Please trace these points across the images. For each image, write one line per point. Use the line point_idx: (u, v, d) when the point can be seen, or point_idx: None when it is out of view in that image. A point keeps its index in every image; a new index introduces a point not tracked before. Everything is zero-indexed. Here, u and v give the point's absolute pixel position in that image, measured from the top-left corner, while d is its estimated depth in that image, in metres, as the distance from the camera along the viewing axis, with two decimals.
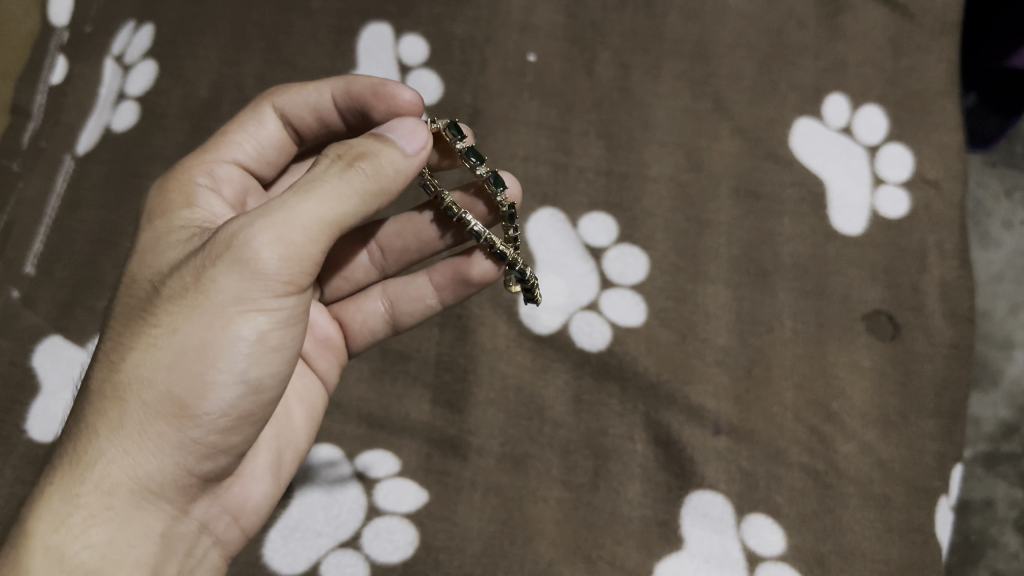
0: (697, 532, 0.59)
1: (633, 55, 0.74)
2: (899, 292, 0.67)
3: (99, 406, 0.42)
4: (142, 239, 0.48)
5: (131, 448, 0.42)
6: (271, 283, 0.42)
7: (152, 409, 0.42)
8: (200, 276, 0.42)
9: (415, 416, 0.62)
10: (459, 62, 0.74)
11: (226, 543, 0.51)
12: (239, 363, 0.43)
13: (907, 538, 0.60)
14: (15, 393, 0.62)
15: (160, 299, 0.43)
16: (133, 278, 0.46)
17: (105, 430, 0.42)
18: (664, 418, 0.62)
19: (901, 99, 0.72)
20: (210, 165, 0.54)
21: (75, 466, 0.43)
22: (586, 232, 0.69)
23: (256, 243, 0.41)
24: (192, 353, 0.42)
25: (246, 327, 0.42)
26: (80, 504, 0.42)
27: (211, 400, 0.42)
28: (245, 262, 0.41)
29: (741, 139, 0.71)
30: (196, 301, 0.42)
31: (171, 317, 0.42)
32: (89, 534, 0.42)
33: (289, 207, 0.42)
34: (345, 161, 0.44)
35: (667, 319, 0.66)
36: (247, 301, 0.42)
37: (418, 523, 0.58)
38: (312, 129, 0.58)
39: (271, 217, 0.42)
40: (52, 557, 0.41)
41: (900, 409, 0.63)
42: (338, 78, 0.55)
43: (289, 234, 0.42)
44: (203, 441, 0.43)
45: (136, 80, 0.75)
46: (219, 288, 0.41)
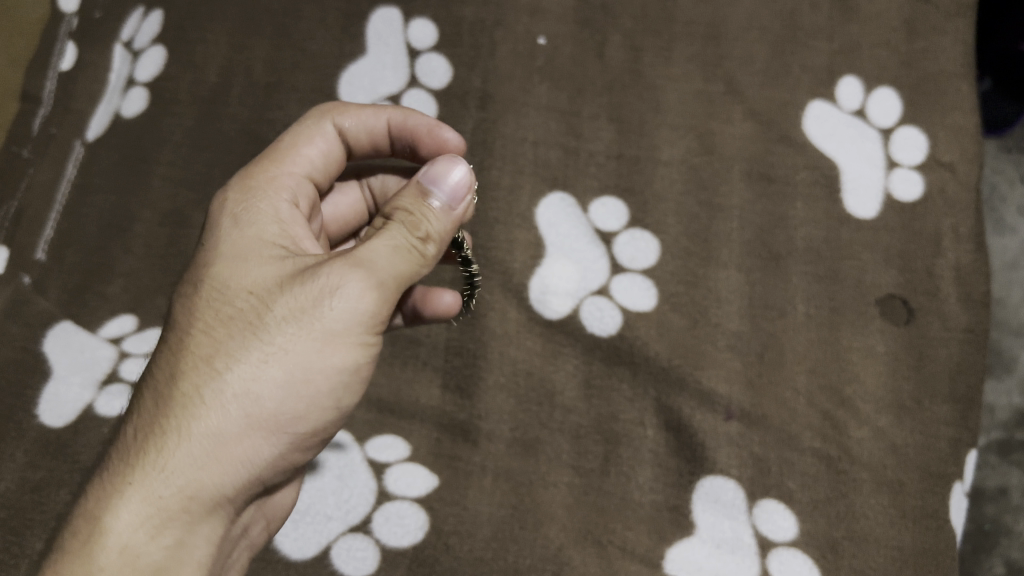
0: (708, 518, 0.59)
1: (644, 38, 0.73)
2: (913, 276, 0.66)
3: (194, 409, 0.43)
4: (220, 238, 0.47)
5: (224, 456, 0.43)
6: (369, 324, 0.45)
7: (254, 422, 0.43)
8: (313, 305, 0.43)
9: (425, 401, 0.62)
10: (468, 46, 0.73)
11: (254, 545, 0.52)
12: (331, 392, 0.45)
13: (921, 523, 0.59)
14: (26, 378, 0.62)
15: (266, 315, 0.44)
16: (222, 280, 0.45)
17: (199, 438, 0.42)
18: (676, 402, 0.62)
19: (916, 81, 0.71)
20: (286, 177, 0.53)
21: (157, 467, 0.42)
22: (596, 217, 0.68)
23: (364, 289, 0.44)
24: (297, 378, 0.43)
25: (344, 359, 0.45)
26: (161, 505, 0.42)
27: (304, 422, 0.45)
28: (351, 303, 0.44)
29: (753, 122, 0.70)
30: (306, 329, 0.43)
31: (280, 338, 0.43)
32: (166, 536, 0.42)
33: (385, 262, 0.45)
34: (408, 226, 0.46)
35: (678, 304, 0.65)
36: (347, 334, 0.44)
37: (428, 508, 0.58)
38: (362, 151, 0.59)
39: (374, 267, 0.44)
40: (126, 557, 0.42)
41: (913, 394, 0.63)
42: (396, 108, 0.59)
43: (386, 285, 0.44)
44: (285, 456, 0.45)
45: (146, 66, 0.75)
46: (330, 321, 0.43)
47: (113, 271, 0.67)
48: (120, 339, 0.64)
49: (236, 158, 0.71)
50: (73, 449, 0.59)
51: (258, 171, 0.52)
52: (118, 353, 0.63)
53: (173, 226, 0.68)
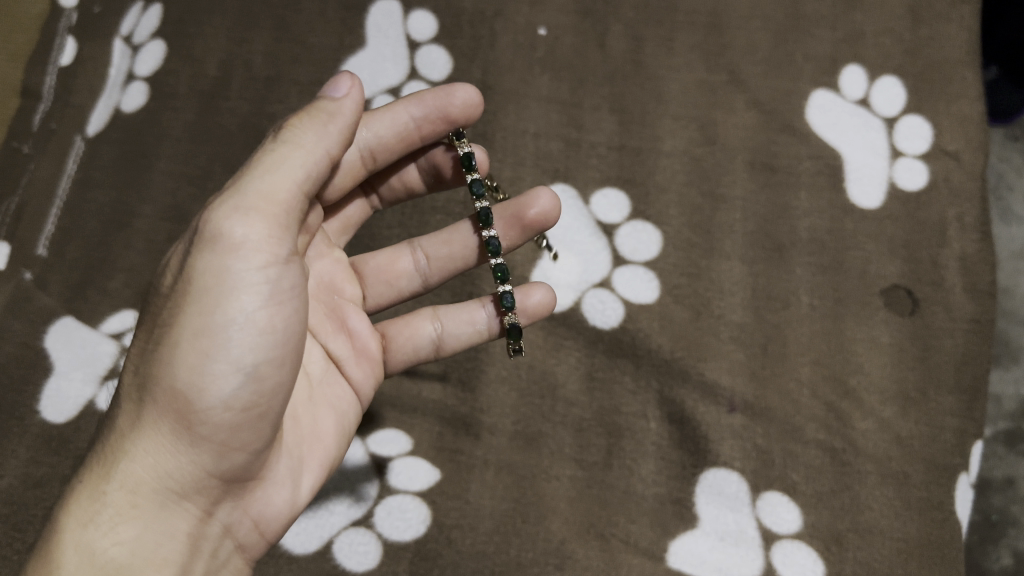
0: (711, 510, 0.58)
1: (645, 28, 0.73)
2: (918, 266, 0.66)
3: (125, 410, 0.44)
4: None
5: (149, 444, 0.43)
6: (244, 258, 0.42)
7: (161, 403, 0.42)
8: (185, 265, 0.42)
9: (427, 395, 0.62)
10: (468, 37, 0.73)
11: (247, 549, 0.49)
12: (234, 348, 0.42)
13: (926, 515, 0.59)
14: (28, 374, 0.62)
15: (160, 301, 0.44)
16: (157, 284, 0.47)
17: (129, 432, 0.44)
18: (679, 395, 0.62)
19: (921, 69, 0.71)
20: None
21: (104, 467, 0.44)
22: (598, 208, 0.68)
23: (218, 219, 0.41)
24: (186, 343, 0.42)
25: (233, 309, 0.42)
26: (106, 502, 0.43)
27: (214, 392, 0.42)
28: (210, 243, 0.41)
29: (756, 112, 0.70)
30: (184, 290, 0.42)
31: (168, 313, 0.42)
32: (118, 531, 0.43)
33: (245, 184, 0.42)
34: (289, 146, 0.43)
35: (680, 296, 0.65)
36: (220, 280, 0.42)
37: (430, 502, 0.58)
38: (390, 153, 0.57)
39: (231, 199, 0.42)
40: (82, 554, 0.42)
41: (918, 385, 0.62)
42: (417, 98, 0.56)
43: (244, 202, 0.41)
44: (214, 434, 0.43)
45: (145, 59, 0.75)
46: (200, 271, 0.42)
47: (113, 265, 0.67)
48: (121, 334, 0.64)
49: (237, 152, 0.71)
50: (77, 444, 0.59)
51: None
52: (118, 348, 0.63)
53: (174, 221, 0.68)
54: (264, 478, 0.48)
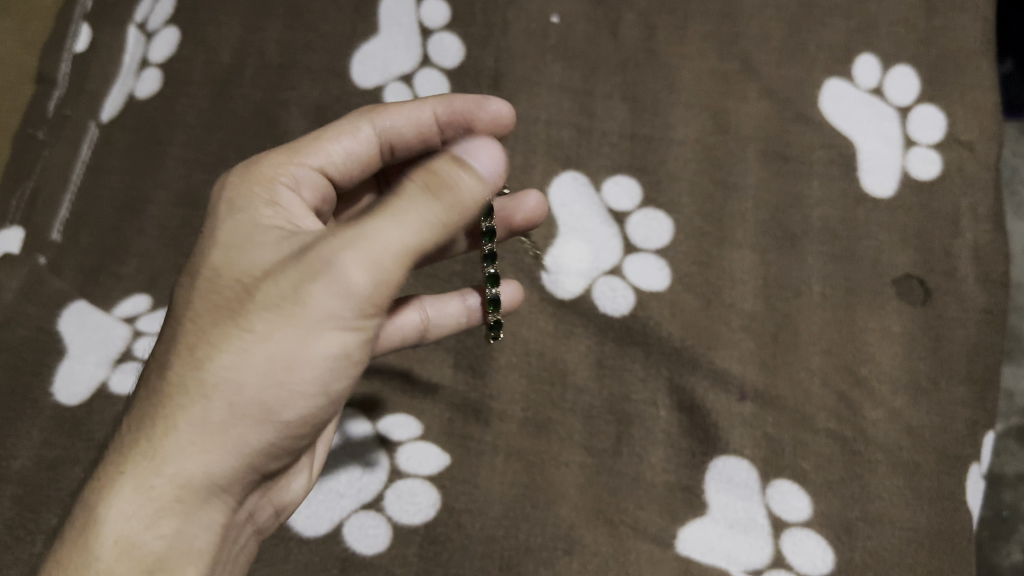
0: (721, 498, 0.59)
1: (658, 16, 0.72)
2: (930, 256, 0.65)
3: (181, 400, 0.43)
4: (217, 229, 0.47)
5: (212, 445, 0.43)
6: (361, 304, 0.42)
7: (239, 410, 0.42)
8: (297, 289, 0.42)
9: (437, 380, 0.62)
10: (480, 25, 0.73)
11: (262, 531, 0.51)
12: (322, 376, 0.44)
13: (936, 505, 0.59)
14: (42, 356, 0.62)
15: (247, 301, 0.43)
16: (214, 267, 0.45)
17: (187, 425, 0.42)
18: (689, 382, 0.62)
19: (935, 58, 0.70)
20: (296, 166, 0.53)
21: (150, 455, 0.43)
22: (610, 196, 0.68)
23: (344, 264, 0.42)
24: (281, 363, 0.42)
25: (331, 343, 0.43)
26: (153, 495, 0.42)
27: (294, 410, 0.44)
28: (333, 278, 0.42)
29: (769, 101, 0.70)
30: (293, 315, 0.42)
31: (264, 325, 0.42)
32: (160, 525, 0.42)
33: (380, 235, 0.42)
34: (431, 196, 0.43)
35: (692, 284, 0.65)
36: (335, 315, 0.42)
37: (440, 486, 0.58)
38: (407, 148, 0.57)
39: (364, 242, 0.42)
40: (123, 546, 0.42)
41: (929, 374, 0.62)
42: (445, 99, 0.56)
43: (377, 256, 0.42)
44: (277, 444, 0.44)
45: (159, 46, 0.75)
46: (316, 306, 0.42)
47: (127, 251, 0.68)
48: (134, 318, 0.65)
49: (249, 138, 0.71)
50: (89, 426, 0.59)
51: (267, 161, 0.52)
52: (131, 332, 0.64)
53: (186, 207, 0.69)
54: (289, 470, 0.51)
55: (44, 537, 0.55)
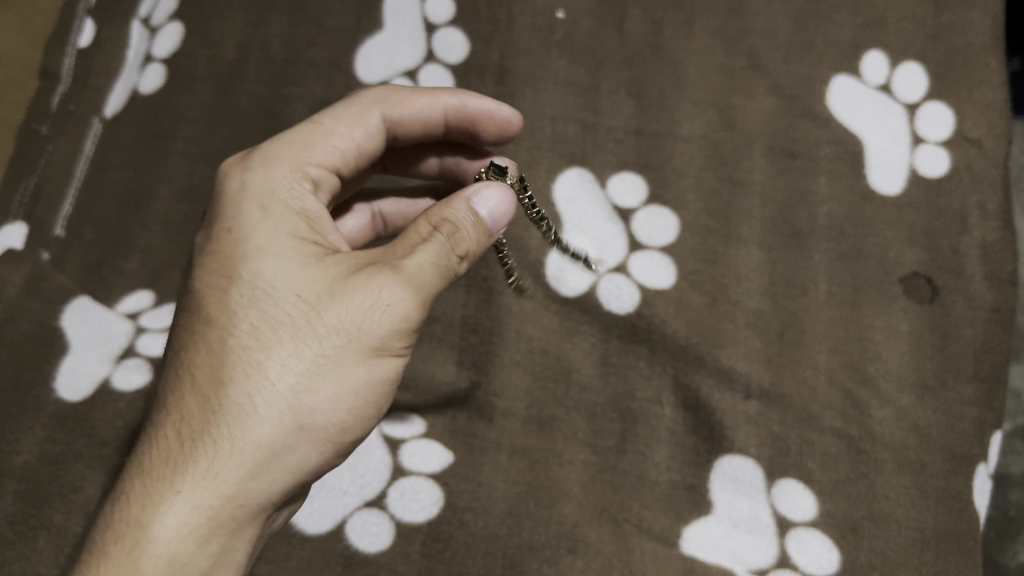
0: (726, 497, 0.58)
1: (665, 12, 0.72)
2: (938, 254, 0.65)
3: (241, 422, 0.42)
4: (255, 234, 0.45)
5: (273, 466, 0.42)
6: (411, 335, 0.45)
7: (303, 433, 0.42)
8: (366, 318, 0.43)
9: (441, 377, 0.62)
10: (486, 20, 0.72)
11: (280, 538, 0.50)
12: (375, 399, 0.45)
13: (943, 505, 0.58)
14: (44, 351, 0.62)
15: (312, 324, 0.43)
16: (262, 278, 0.44)
17: (249, 447, 0.42)
18: (694, 381, 0.61)
19: (944, 55, 0.70)
20: (314, 166, 0.50)
21: (205, 476, 0.41)
22: (615, 193, 0.67)
23: (406, 300, 0.43)
24: (346, 389, 0.43)
25: (386, 369, 0.44)
26: (208, 516, 0.41)
27: (349, 432, 0.44)
28: (397, 314, 0.43)
29: (776, 97, 0.69)
30: (359, 342, 0.43)
31: (330, 350, 0.42)
32: (212, 545, 0.42)
33: (429, 277, 0.44)
34: (453, 242, 0.46)
35: (697, 282, 0.64)
36: (393, 346, 0.44)
37: (442, 484, 0.57)
38: (409, 137, 0.58)
39: (418, 281, 0.44)
40: (174, 567, 0.41)
41: (937, 373, 0.62)
42: (458, 96, 0.58)
43: (428, 295, 0.44)
44: (326, 462, 0.45)
45: (163, 42, 0.75)
46: (381, 335, 0.43)
47: (130, 246, 0.67)
48: (136, 314, 0.65)
49: (253, 134, 0.71)
50: (91, 423, 0.59)
51: (283, 157, 0.49)
52: (134, 328, 0.64)
53: (190, 203, 0.69)
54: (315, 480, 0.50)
55: (47, 534, 0.54)
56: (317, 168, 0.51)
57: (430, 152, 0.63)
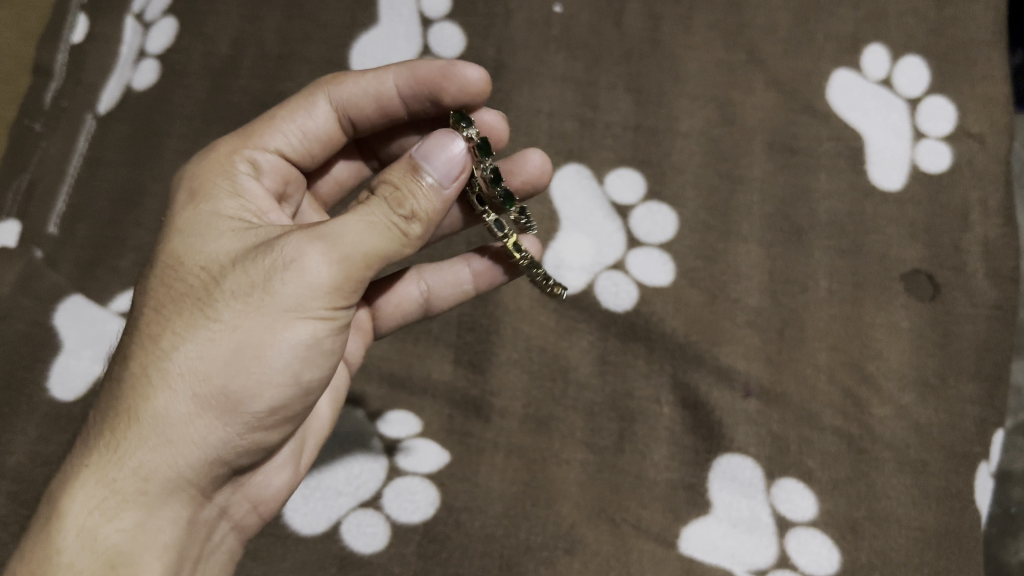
0: (725, 497, 0.58)
1: (663, 6, 0.71)
2: (939, 250, 0.64)
3: (142, 392, 0.42)
4: (180, 220, 0.48)
5: (175, 436, 0.42)
6: (328, 296, 0.42)
7: (205, 401, 0.42)
8: (268, 278, 0.41)
9: (437, 376, 0.61)
10: (482, 15, 0.72)
11: (244, 530, 0.49)
12: (291, 364, 0.43)
13: (944, 504, 0.58)
14: (36, 350, 0.61)
15: (215, 291, 0.42)
16: (178, 255, 0.45)
17: (148, 418, 0.41)
18: (693, 379, 0.61)
19: (945, 49, 0.69)
20: (254, 151, 0.53)
21: (110, 449, 0.42)
22: (612, 189, 0.66)
23: (313, 258, 0.41)
24: (250, 351, 0.42)
25: (300, 332, 0.42)
26: (114, 488, 0.42)
27: (262, 400, 0.42)
28: (308, 276, 0.41)
29: (775, 92, 0.68)
30: (261, 302, 0.41)
31: (232, 314, 0.42)
32: (122, 518, 0.42)
33: (344, 233, 0.42)
34: (391, 202, 0.43)
35: (696, 279, 0.64)
36: (307, 307, 0.42)
37: (439, 484, 0.57)
38: (369, 122, 0.56)
39: (334, 239, 0.42)
40: (83, 540, 0.41)
41: (938, 371, 0.61)
42: (407, 68, 0.53)
43: (344, 253, 0.42)
44: (248, 434, 0.43)
45: (156, 37, 0.74)
46: (285, 295, 0.41)
47: (123, 244, 0.67)
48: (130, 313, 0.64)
49: None
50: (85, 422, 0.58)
51: (222, 146, 0.52)
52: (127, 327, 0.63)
53: None
54: (265, 463, 0.48)
55: None
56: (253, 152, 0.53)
57: (413, 128, 0.60)
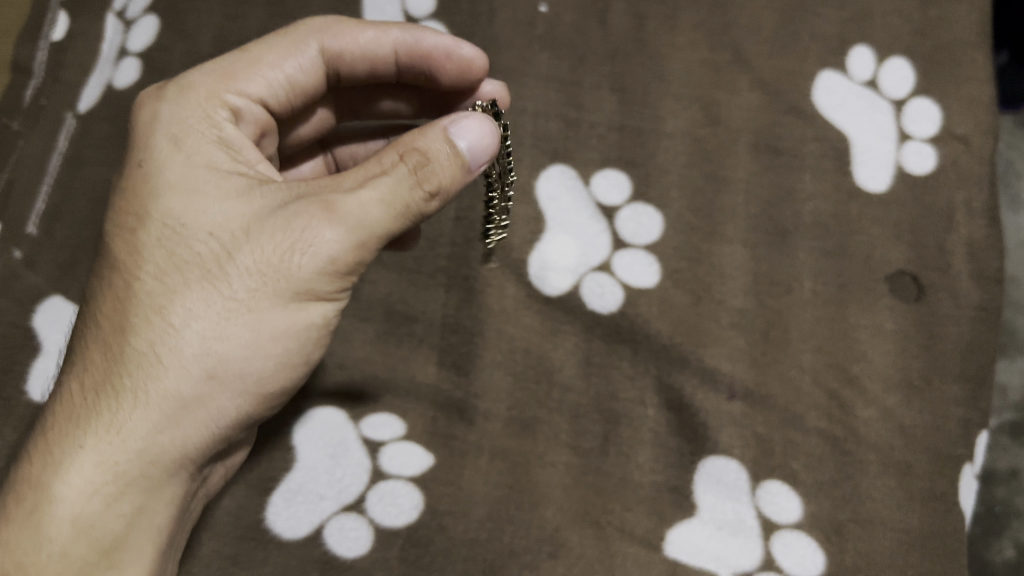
0: (710, 499, 0.57)
1: (648, 5, 0.71)
2: (924, 252, 0.64)
3: (150, 371, 0.43)
4: (165, 167, 0.46)
5: (183, 419, 0.43)
6: (338, 277, 0.44)
7: (215, 383, 0.43)
8: (286, 258, 0.43)
9: (421, 378, 0.61)
10: (466, 15, 0.71)
11: (210, 491, 0.52)
12: (298, 343, 0.46)
13: (928, 506, 0.58)
14: (15, 353, 0.61)
15: (227, 267, 0.43)
16: (176, 216, 0.44)
17: (155, 400, 0.43)
18: (677, 381, 0.61)
19: (930, 50, 0.69)
20: (233, 95, 0.50)
21: (110, 431, 0.43)
22: (598, 190, 0.66)
23: (332, 238, 0.43)
24: (263, 332, 0.44)
25: (309, 314, 0.45)
26: (115, 472, 0.43)
27: (269, 380, 0.45)
28: (326, 254, 0.43)
29: (760, 92, 0.68)
30: (276, 284, 0.43)
31: (247, 294, 0.43)
32: (122, 502, 0.44)
33: (366, 213, 0.43)
34: (419, 178, 0.44)
35: (681, 280, 0.63)
36: (317, 289, 0.44)
37: (422, 488, 0.56)
38: (355, 78, 0.58)
39: (355, 219, 0.43)
40: (80, 527, 0.43)
41: (923, 373, 0.61)
42: (416, 35, 0.57)
43: (363, 233, 0.43)
44: (249, 411, 0.46)
45: (137, 35, 0.73)
46: (302, 278, 0.43)
47: None
48: None
49: None
50: None
51: (199, 83, 0.49)
52: None
53: None
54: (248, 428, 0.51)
55: None
56: (238, 97, 0.51)
57: (394, 89, 0.63)
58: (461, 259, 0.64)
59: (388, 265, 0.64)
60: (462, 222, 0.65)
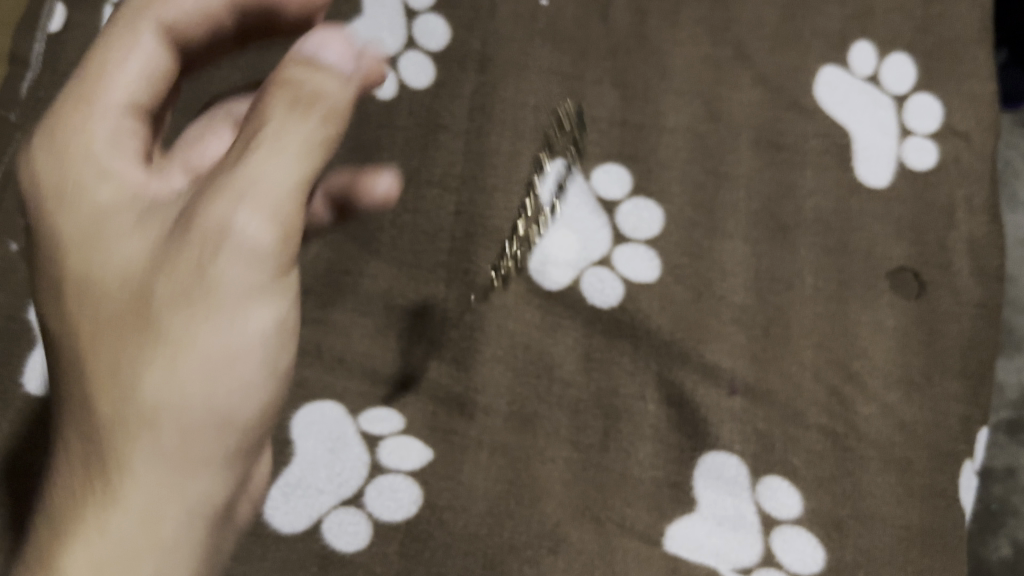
0: (709, 494, 0.57)
1: None
2: (926, 248, 0.64)
3: (120, 440, 0.40)
4: (66, 221, 0.43)
5: (165, 476, 0.41)
6: (270, 261, 0.40)
7: (187, 433, 0.40)
8: (205, 269, 0.39)
9: (421, 373, 0.60)
10: (468, 7, 0.70)
11: (236, 526, 0.49)
12: (252, 338, 0.41)
13: (927, 502, 0.58)
14: (11, 347, 0.59)
15: (150, 303, 0.40)
16: (91, 273, 0.42)
17: (130, 467, 0.40)
18: (677, 376, 0.61)
19: (932, 47, 0.69)
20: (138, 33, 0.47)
21: (99, 506, 0.40)
22: (598, 183, 0.66)
23: (248, 224, 0.39)
24: (220, 359, 0.40)
25: (259, 317, 0.41)
26: (119, 546, 0.40)
27: (244, 407, 0.42)
28: (251, 241, 0.39)
29: (762, 88, 0.68)
30: (206, 300, 0.40)
31: (183, 324, 0.40)
32: (141, 566, 0.40)
33: (263, 176, 0.40)
34: (299, 100, 0.40)
35: (682, 276, 0.63)
36: (254, 281, 0.40)
37: (422, 482, 0.56)
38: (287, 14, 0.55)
39: (264, 194, 0.39)
40: None
41: (924, 369, 0.61)
42: None
43: (275, 208, 0.40)
44: (239, 444, 0.43)
45: None
46: (228, 279, 0.39)
47: None
48: None
49: None
50: None
51: (72, 92, 0.45)
52: None
53: None
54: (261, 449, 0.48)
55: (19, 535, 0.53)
56: (161, 25, 0.48)
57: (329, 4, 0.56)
58: (462, 253, 0.64)
59: (390, 260, 0.63)
60: (463, 216, 0.64)
